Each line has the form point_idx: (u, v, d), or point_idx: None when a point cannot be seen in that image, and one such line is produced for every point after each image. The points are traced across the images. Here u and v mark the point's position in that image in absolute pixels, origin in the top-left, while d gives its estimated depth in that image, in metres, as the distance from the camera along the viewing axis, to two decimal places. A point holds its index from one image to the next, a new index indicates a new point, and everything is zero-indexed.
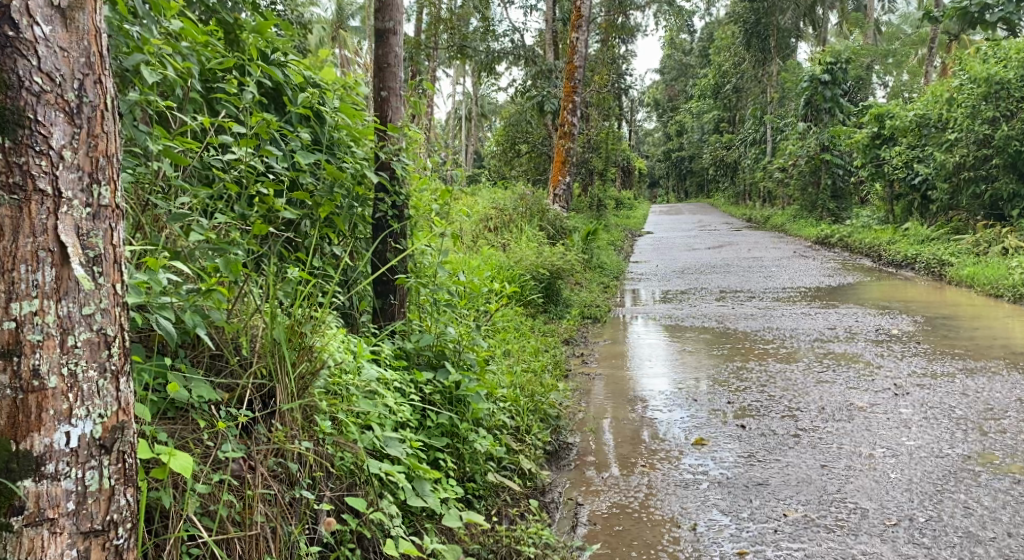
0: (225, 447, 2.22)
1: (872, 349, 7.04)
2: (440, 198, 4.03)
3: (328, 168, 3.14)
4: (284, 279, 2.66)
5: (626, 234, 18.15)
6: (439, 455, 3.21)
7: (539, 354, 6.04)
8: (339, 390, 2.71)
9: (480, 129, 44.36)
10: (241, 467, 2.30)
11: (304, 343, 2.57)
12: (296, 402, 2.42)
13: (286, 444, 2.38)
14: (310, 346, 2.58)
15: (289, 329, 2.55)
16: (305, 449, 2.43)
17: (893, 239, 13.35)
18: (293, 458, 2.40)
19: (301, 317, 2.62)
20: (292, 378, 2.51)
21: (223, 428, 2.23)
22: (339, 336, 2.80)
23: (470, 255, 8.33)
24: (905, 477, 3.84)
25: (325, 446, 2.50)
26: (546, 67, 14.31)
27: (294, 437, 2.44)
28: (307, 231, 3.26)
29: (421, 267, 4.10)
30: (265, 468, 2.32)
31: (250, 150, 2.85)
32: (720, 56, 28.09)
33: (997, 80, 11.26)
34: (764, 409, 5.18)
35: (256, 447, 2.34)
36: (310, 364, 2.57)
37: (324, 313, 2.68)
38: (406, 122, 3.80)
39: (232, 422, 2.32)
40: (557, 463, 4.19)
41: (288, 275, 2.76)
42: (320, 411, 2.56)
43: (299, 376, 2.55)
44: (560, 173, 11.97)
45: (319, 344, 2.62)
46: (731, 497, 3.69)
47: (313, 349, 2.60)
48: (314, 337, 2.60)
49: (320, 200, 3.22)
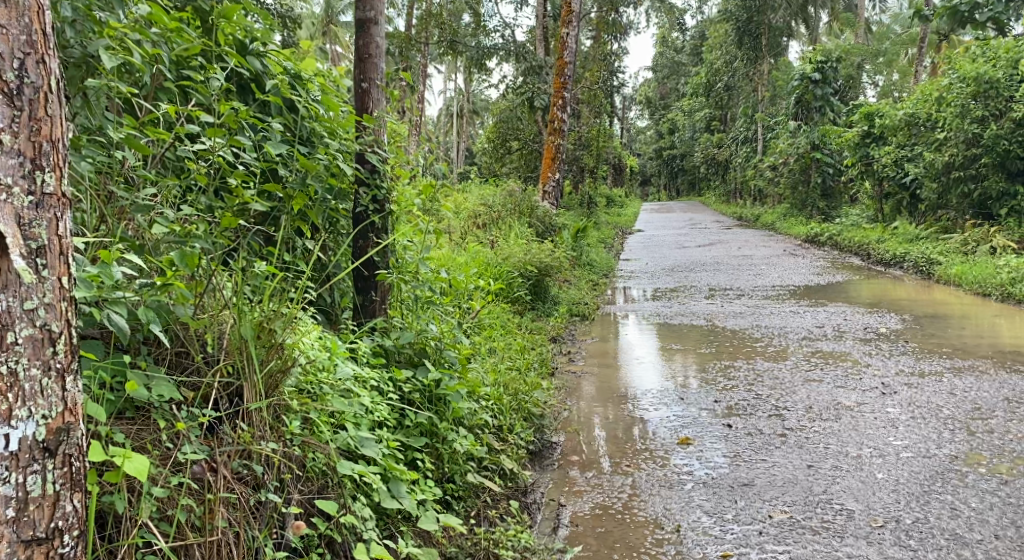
0: (185, 449, 2.14)
1: (860, 348, 6.99)
2: (423, 192, 3.95)
3: (301, 158, 3.05)
4: (253, 274, 2.57)
5: (617, 231, 18.07)
6: (418, 456, 3.11)
7: (525, 353, 5.96)
8: (312, 389, 2.64)
9: (472, 125, 44.21)
10: (202, 469, 2.21)
11: (274, 341, 2.49)
12: (266, 401, 2.34)
13: (253, 445, 2.29)
14: (279, 344, 2.50)
15: (258, 324, 2.48)
16: (272, 450, 2.35)
17: (882, 238, 13.33)
18: (260, 461, 2.31)
19: (271, 314, 2.53)
20: (260, 375, 2.42)
21: (183, 429, 2.15)
22: (312, 334, 2.72)
23: (457, 251, 8.23)
24: (892, 478, 3.79)
25: (294, 447, 2.41)
26: (537, 63, 14.19)
27: (265, 439, 2.36)
28: (281, 224, 3.16)
29: (403, 262, 4.02)
30: (228, 469, 2.24)
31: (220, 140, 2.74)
32: (711, 54, 27.99)
33: (986, 79, 11.27)
34: (752, 408, 5.12)
35: (220, 449, 2.26)
36: (280, 362, 2.48)
37: (295, 308, 2.58)
38: (384, 114, 3.72)
39: (194, 422, 2.23)
40: (540, 464, 4.11)
41: (258, 269, 2.66)
42: (290, 411, 2.49)
43: (268, 373, 2.46)
44: (550, 170, 11.86)
45: (290, 341, 2.53)
46: (715, 497, 3.63)
47: (284, 346, 2.51)
48: (284, 333, 2.52)
49: (292, 193, 3.12)
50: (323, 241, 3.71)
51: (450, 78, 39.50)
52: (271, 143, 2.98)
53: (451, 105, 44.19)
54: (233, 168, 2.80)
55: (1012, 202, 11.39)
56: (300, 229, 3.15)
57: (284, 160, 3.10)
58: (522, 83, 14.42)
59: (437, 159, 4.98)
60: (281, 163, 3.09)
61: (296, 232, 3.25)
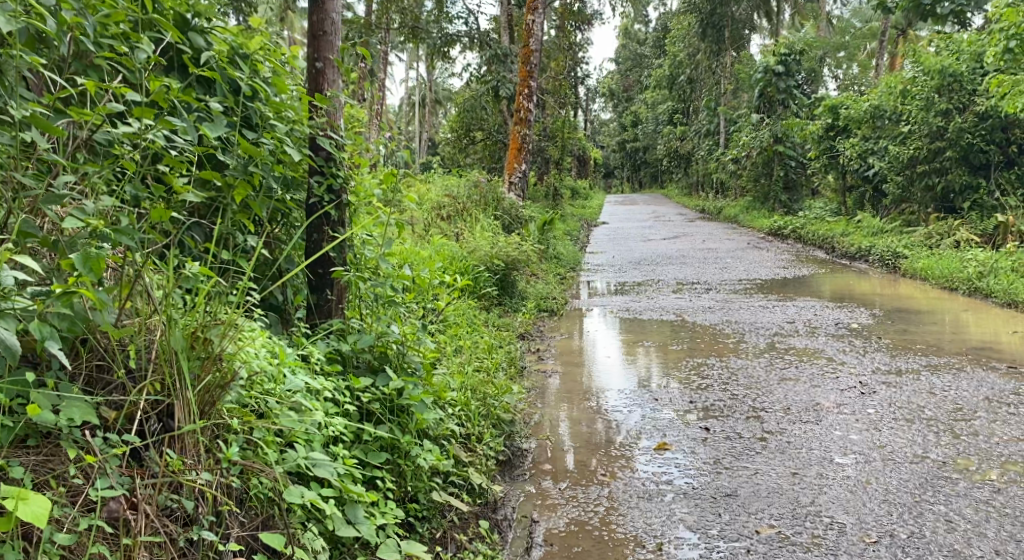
0: (96, 486, 1.90)
1: (833, 344, 6.84)
2: (385, 182, 3.66)
3: (243, 142, 2.73)
4: (185, 275, 2.28)
5: (582, 224, 17.85)
6: (378, 475, 2.82)
7: (492, 351, 5.68)
8: (256, 404, 2.37)
9: (436, 115, 43.69)
10: (119, 507, 1.96)
11: (210, 351, 2.21)
12: (201, 424, 2.09)
13: (182, 476, 2.04)
14: (216, 355, 2.22)
15: (190, 331, 2.19)
16: (206, 482, 2.09)
17: (847, 231, 13.30)
18: (191, 494, 2.07)
19: (207, 320, 2.24)
20: (193, 393, 2.15)
21: (94, 461, 1.91)
22: (255, 341, 2.43)
23: (420, 245, 7.91)
24: (882, 487, 3.60)
25: (232, 476, 2.15)
26: (501, 51, 13.85)
27: (204, 467, 2.12)
28: (220, 217, 2.83)
29: (362, 259, 3.72)
30: (151, 506, 1.99)
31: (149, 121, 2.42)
32: (674, 46, 27.83)
33: (949, 73, 11.25)
34: (728, 409, 4.91)
35: (142, 482, 2.00)
36: (218, 376, 2.20)
37: (235, 313, 2.29)
38: (340, 97, 3.42)
39: (111, 452, 1.98)
40: (510, 474, 3.85)
41: (190, 267, 2.34)
42: (231, 431, 2.24)
43: (204, 391, 2.19)
44: (516, 161, 11.57)
45: (230, 352, 2.26)
46: (698, 510, 3.41)
47: (222, 357, 2.23)
48: (221, 342, 2.23)
49: (234, 181, 2.80)
50: (272, 235, 3.41)
51: (413, 67, 38.93)
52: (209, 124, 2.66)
53: (413, 95, 43.52)
54: (166, 152, 2.49)
55: (974, 195, 11.39)
56: (245, 222, 2.84)
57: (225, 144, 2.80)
58: (486, 72, 14.10)
59: (397, 146, 4.67)
60: (221, 149, 2.79)
61: (240, 224, 2.95)
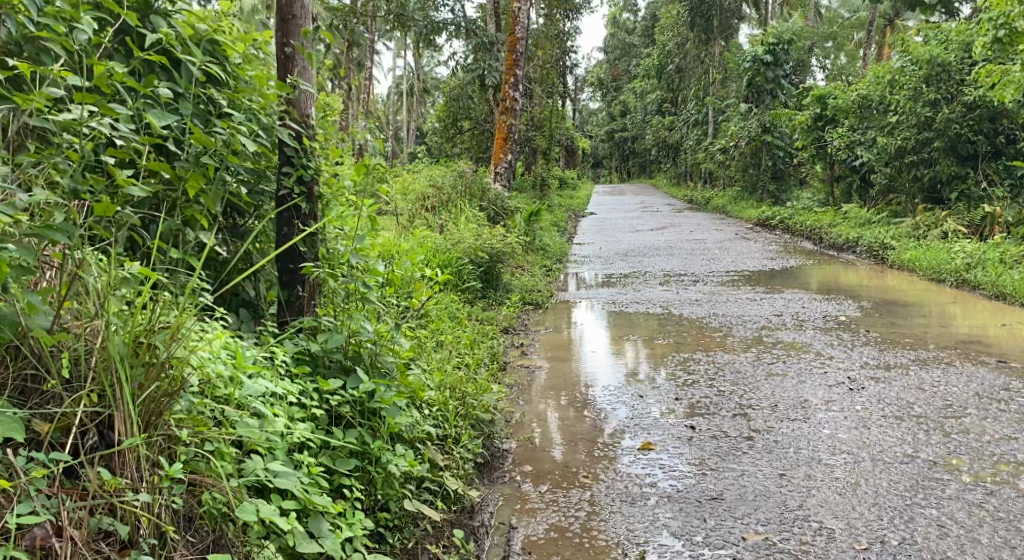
0: (17, 512, 1.81)
1: (820, 338, 6.74)
2: (357, 173, 3.50)
3: (196, 132, 2.61)
4: (128, 274, 2.17)
5: (569, 214, 17.73)
6: (346, 483, 2.68)
7: (474, 347, 5.55)
8: (207, 411, 2.23)
9: (424, 104, 43.36)
10: (44, 533, 1.87)
11: (155, 358, 2.11)
12: (142, 438, 2.00)
13: (117, 497, 1.94)
14: (163, 361, 2.12)
15: (132, 337, 2.08)
16: (144, 502, 1.99)
17: (834, 222, 13.23)
18: (128, 517, 1.97)
19: (151, 323, 2.13)
20: (135, 404, 2.06)
21: (12, 486, 1.82)
22: (204, 345, 2.30)
23: (401, 237, 7.74)
24: (872, 489, 3.50)
25: (175, 497, 2.04)
26: (487, 39, 13.62)
27: (146, 485, 2.02)
28: (169, 213, 2.70)
29: (333, 254, 3.57)
30: (80, 531, 1.89)
31: (90, 109, 2.28)
32: (664, 35, 27.64)
33: (938, 62, 11.13)
34: (714, 406, 4.80)
35: (71, 506, 1.90)
36: (161, 385, 2.10)
37: (183, 315, 2.18)
38: (310, 85, 3.28)
39: (35, 472, 1.90)
40: (490, 476, 3.71)
41: (133, 266, 2.21)
42: (179, 443, 2.13)
43: (147, 400, 2.09)
44: (502, 151, 11.39)
45: (179, 357, 2.17)
46: (683, 515, 3.30)
47: (167, 365, 2.13)
48: (168, 348, 2.13)
49: (185, 173, 2.66)
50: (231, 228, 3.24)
51: (401, 56, 38.60)
52: (156, 112, 2.51)
53: (401, 84, 43.12)
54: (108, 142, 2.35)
55: (962, 186, 11.31)
56: (197, 218, 2.71)
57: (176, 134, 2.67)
58: (472, 61, 13.90)
59: (372, 135, 4.51)
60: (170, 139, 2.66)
61: (192, 219, 2.81)
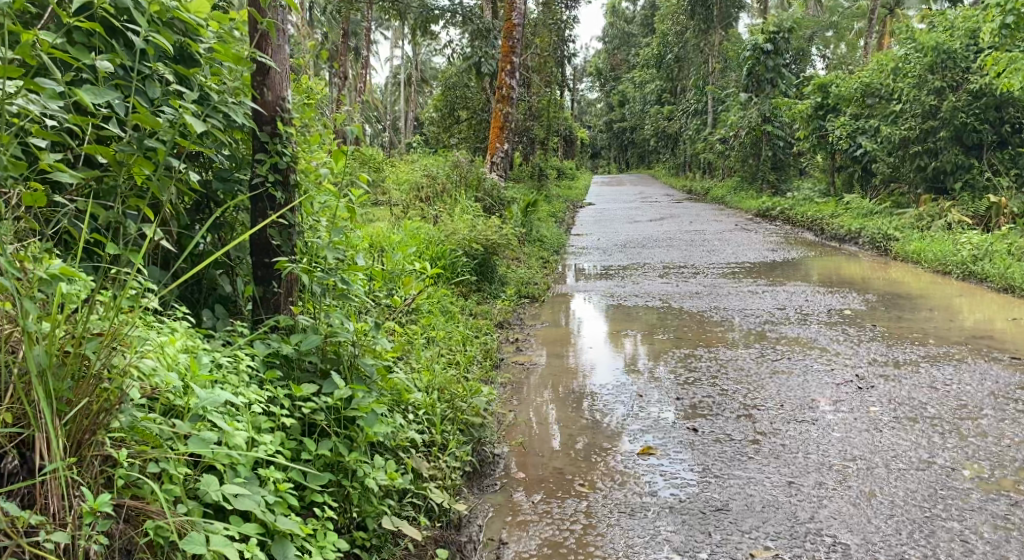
0: None
1: (825, 333, 6.50)
2: (337, 159, 3.24)
3: (139, 111, 2.39)
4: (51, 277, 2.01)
5: (568, 204, 17.44)
6: (319, 500, 2.47)
7: (467, 344, 5.29)
8: (150, 429, 2.08)
9: (422, 94, 42.86)
10: None
11: (87, 371, 1.98)
12: (64, 463, 1.86)
13: (33, 539, 1.78)
14: (97, 373, 1.99)
15: (54, 347, 1.94)
16: (66, 539, 1.84)
17: (835, 212, 12.98)
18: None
19: (82, 331, 1.99)
20: (62, 423, 1.93)
21: None
22: (150, 354, 2.14)
23: (392, 228, 7.47)
24: (888, 499, 3.27)
25: (101, 533, 1.88)
26: (484, 26, 13.28)
27: (72, 518, 1.88)
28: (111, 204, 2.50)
29: (310, 246, 3.22)
30: None
31: (17, 90, 2.09)
32: (663, 24, 27.27)
33: (944, 49, 10.83)
34: (717, 407, 4.55)
35: None
36: (93, 401, 1.97)
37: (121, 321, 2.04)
38: (285, 64, 3.06)
39: None
40: (479, 485, 3.48)
41: (56, 267, 2.05)
42: (115, 466, 2.00)
43: (78, 418, 1.95)
44: (498, 140, 11.10)
45: (116, 370, 2.03)
46: (686, 529, 3.08)
47: (99, 378, 1.99)
48: (102, 358, 2.00)
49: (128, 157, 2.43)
50: (163, 218, 2.91)
51: (398, 44, 38.09)
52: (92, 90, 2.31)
53: (398, 73, 42.63)
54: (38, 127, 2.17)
55: (967, 176, 11.00)
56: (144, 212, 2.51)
57: (118, 114, 2.45)
58: (468, 47, 13.58)
59: (356, 118, 4.24)
60: (111, 121, 2.44)
61: (137, 211, 2.62)
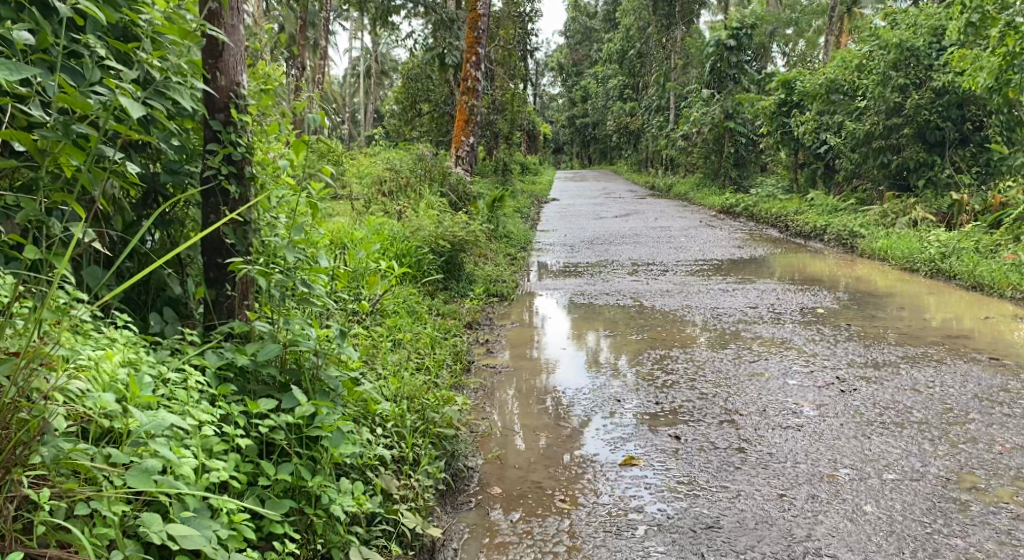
0: None
1: (800, 333, 6.36)
2: (296, 150, 2.97)
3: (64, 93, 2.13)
4: None
5: (532, 200, 17.19)
6: (279, 532, 2.23)
7: (435, 346, 5.04)
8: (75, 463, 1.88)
9: (382, 88, 42.18)
10: None
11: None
12: None
13: None
14: (11, 401, 1.81)
15: None
16: None
17: (800, 209, 12.93)
18: None
19: None
20: None
21: None
22: (77, 374, 1.96)
23: (354, 224, 7.17)
24: (884, 513, 3.12)
25: None
26: (447, 16, 12.93)
27: None
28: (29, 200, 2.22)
29: (267, 245, 2.97)
30: None
31: None
32: (626, 19, 27.09)
33: (908, 47, 10.81)
34: (698, 412, 4.35)
35: None
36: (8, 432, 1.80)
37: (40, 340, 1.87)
38: (236, 41, 2.79)
39: None
40: (453, 503, 3.23)
41: None
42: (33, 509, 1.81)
43: None
44: (463, 133, 10.78)
45: (34, 395, 1.86)
46: (677, 550, 2.89)
47: (13, 404, 1.82)
48: (17, 383, 1.83)
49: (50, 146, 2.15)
50: (100, 216, 2.63)
51: (357, 36, 37.40)
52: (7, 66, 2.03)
53: (357, 66, 41.91)
54: None
55: (929, 173, 11.02)
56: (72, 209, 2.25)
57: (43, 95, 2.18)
58: (432, 38, 13.20)
59: (316, 104, 3.95)
60: (33, 104, 2.16)
61: (63, 209, 2.36)
